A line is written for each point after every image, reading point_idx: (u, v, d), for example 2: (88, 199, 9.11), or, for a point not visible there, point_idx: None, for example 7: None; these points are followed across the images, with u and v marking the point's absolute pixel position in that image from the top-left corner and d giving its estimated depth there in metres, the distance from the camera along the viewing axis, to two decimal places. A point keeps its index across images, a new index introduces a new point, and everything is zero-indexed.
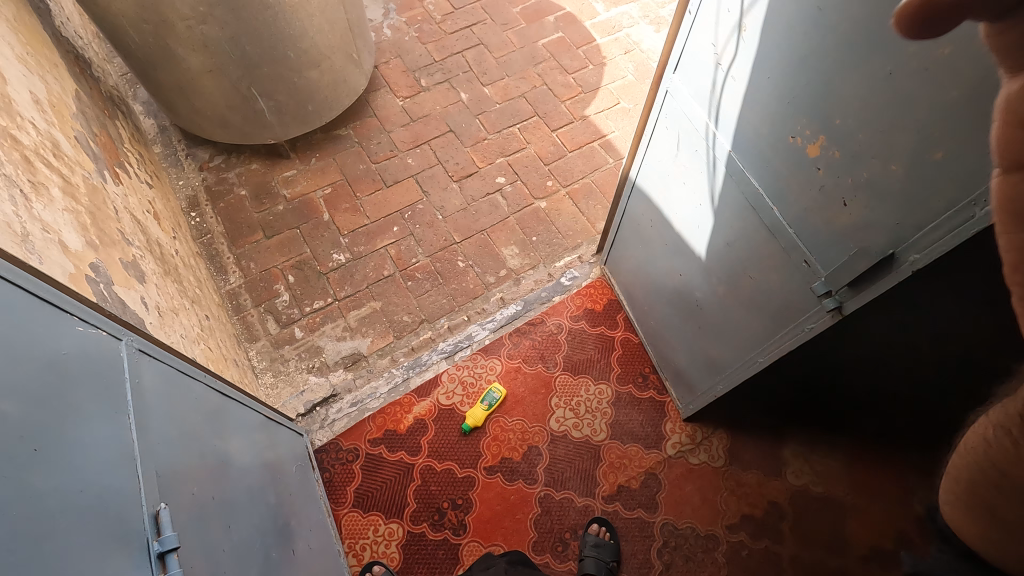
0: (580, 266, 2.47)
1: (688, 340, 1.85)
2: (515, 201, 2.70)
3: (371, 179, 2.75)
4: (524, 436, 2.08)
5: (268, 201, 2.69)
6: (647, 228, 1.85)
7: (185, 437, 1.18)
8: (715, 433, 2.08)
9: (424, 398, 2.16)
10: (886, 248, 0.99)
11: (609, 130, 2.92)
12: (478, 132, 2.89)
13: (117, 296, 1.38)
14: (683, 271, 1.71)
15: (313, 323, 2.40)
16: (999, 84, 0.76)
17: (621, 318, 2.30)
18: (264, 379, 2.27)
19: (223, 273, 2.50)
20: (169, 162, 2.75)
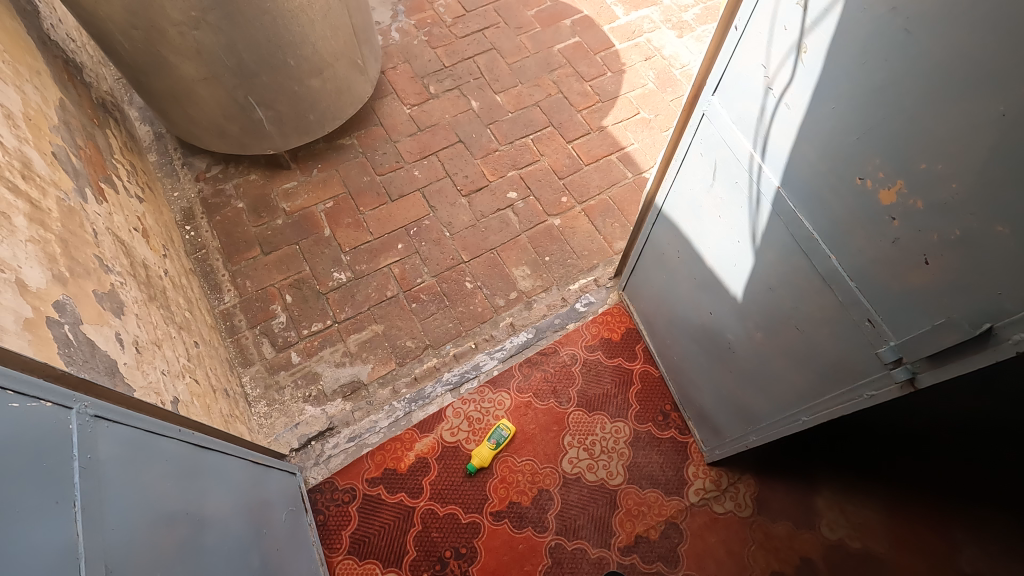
0: (597, 290, 2.29)
1: (717, 383, 1.68)
2: (527, 218, 2.54)
3: (375, 192, 2.60)
4: (534, 479, 1.92)
5: (267, 214, 2.54)
6: (672, 258, 1.68)
7: (150, 512, 1.04)
8: (742, 478, 1.91)
9: (426, 434, 2.01)
10: (977, 322, 0.83)
11: (628, 141, 2.75)
12: (489, 143, 2.73)
13: (85, 338, 1.24)
14: (713, 310, 1.54)
15: (311, 347, 2.27)
16: None
17: (640, 349, 2.14)
18: (258, 408, 2.13)
19: (218, 292, 2.37)
20: (164, 172, 2.62)
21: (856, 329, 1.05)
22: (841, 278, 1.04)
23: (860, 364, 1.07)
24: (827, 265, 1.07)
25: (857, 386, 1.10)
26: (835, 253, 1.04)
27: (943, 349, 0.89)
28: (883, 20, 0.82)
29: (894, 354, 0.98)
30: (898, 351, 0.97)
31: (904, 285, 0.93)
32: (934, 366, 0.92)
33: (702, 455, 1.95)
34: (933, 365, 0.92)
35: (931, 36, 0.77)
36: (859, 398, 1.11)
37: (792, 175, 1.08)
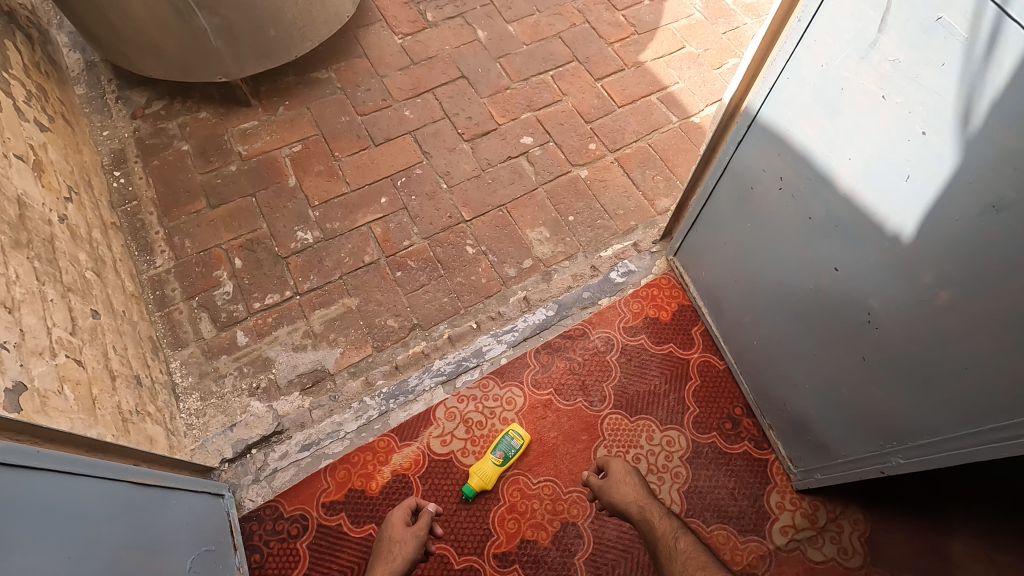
0: (637, 257, 1.74)
1: (831, 376, 1.14)
2: (545, 168, 2.01)
3: (354, 135, 2.07)
4: (554, 508, 1.39)
5: (217, 159, 2.02)
6: (768, 194, 1.14)
7: None
8: (846, 513, 1.37)
9: (408, 443, 1.48)
10: None
11: (671, 80, 2.21)
12: (498, 79, 2.20)
13: None
14: (844, 264, 1.01)
15: (263, 325, 1.74)
16: None
17: (697, 333, 1.59)
18: (188, 404, 1.61)
19: (148, 254, 1.84)
20: (93, 107, 2.10)
21: None
22: None
23: None
24: None
25: None
26: None
27: None
28: None
29: None
30: None
31: None
32: None
33: (790, 480, 1.40)
34: None
35: None
36: None
37: None
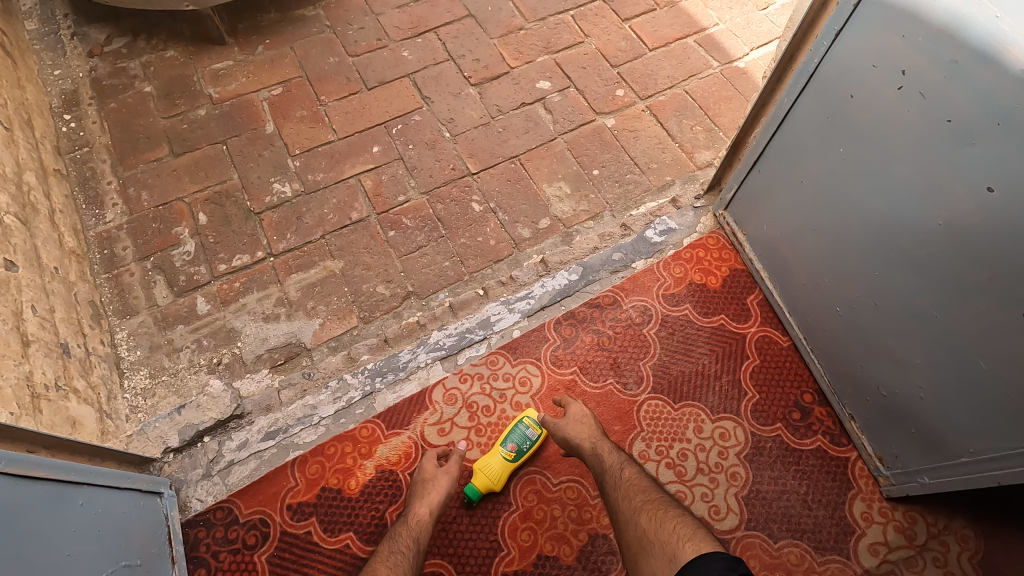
0: (678, 213, 1.44)
1: (957, 338, 0.88)
2: (564, 116, 1.72)
3: (343, 78, 1.79)
4: (578, 515, 1.11)
5: (184, 102, 1.74)
6: (879, 98, 0.89)
7: None
8: (953, 528, 1.07)
9: (397, 432, 1.20)
10: None
11: (710, 21, 1.91)
12: (511, 18, 1.91)
13: None
14: (1005, 178, 0.76)
15: (228, 291, 1.45)
16: None
17: (754, 303, 1.30)
18: (134, 382, 1.32)
19: (97, 207, 1.57)
20: (45, 44, 1.83)
21: None
22: None
23: None
24: None
25: None
26: None
27: None
28: None
29: None
30: None
31: None
32: None
33: (877, 485, 1.11)
34: None
35: None
36: None
37: None
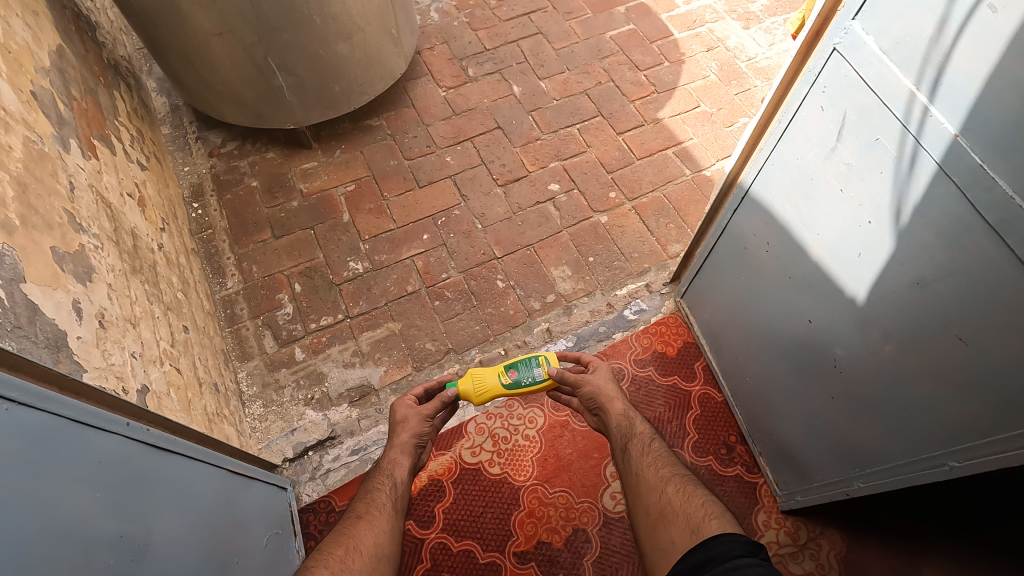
0: (648, 297, 1.99)
1: (808, 413, 1.33)
2: (569, 213, 2.25)
3: (401, 177, 2.35)
4: (568, 515, 1.59)
5: (282, 195, 2.31)
6: (756, 253, 1.35)
7: (54, 536, 0.73)
8: (825, 533, 1.54)
9: (442, 452, 1.69)
10: None
11: (686, 136, 2.44)
12: (530, 131, 2.46)
13: (25, 299, 0.99)
14: (817, 317, 1.19)
15: (318, 343, 1.99)
16: None
17: (699, 367, 1.80)
18: (253, 409, 1.85)
19: (220, 277, 2.12)
20: (176, 145, 2.42)
21: None
22: None
23: None
24: None
25: None
26: None
27: None
28: None
29: None
30: None
31: None
32: None
33: (776, 502, 1.59)
34: None
35: None
36: None
37: (991, 115, 0.75)
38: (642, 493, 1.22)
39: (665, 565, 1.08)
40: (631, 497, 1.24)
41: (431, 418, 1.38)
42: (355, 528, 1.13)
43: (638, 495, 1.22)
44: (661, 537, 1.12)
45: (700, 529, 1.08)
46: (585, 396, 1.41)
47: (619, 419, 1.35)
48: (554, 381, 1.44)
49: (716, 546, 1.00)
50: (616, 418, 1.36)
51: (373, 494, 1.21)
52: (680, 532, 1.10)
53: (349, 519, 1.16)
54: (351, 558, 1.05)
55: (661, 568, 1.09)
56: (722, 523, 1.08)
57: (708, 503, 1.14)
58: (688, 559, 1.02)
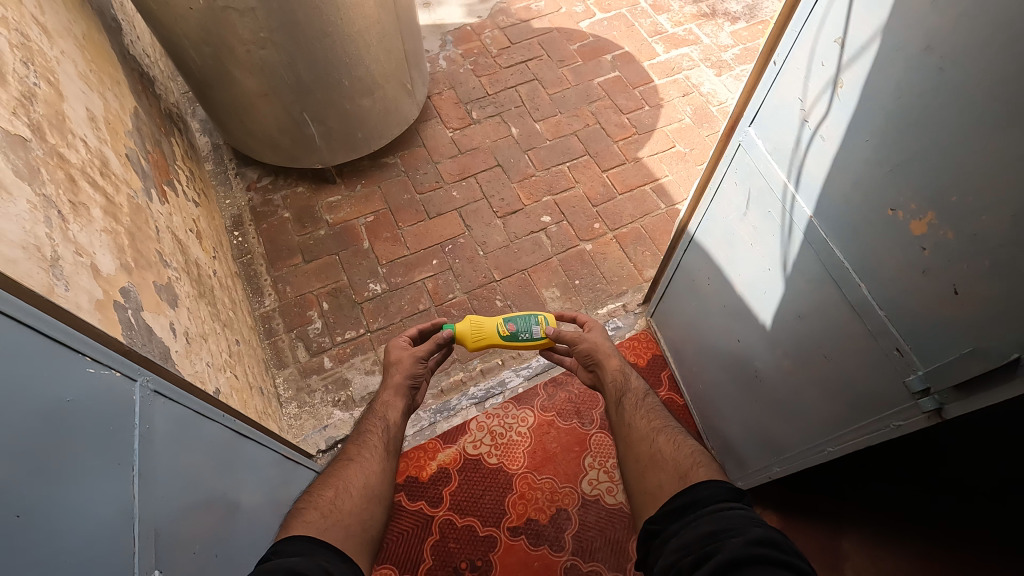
0: (624, 315, 2.34)
1: (742, 412, 1.66)
2: (559, 241, 2.60)
3: (414, 209, 2.70)
4: (553, 497, 1.93)
5: (311, 225, 2.66)
6: (702, 285, 1.69)
7: (188, 489, 1.07)
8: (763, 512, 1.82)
9: (449, 445, 2.04)
10: (1010, 350, 0.81)
11: (662, 173, 2.80)
12: (526, 168, 2.82)
13: (145, 323, 1.34)
14: (743, 337, 1.53)
15: (344, 353, 2.33)
16: None
17: (665, 375, 2.15)
18: (289, 410, 2.20)
19: (259, 295, 2.47)
20: (218, 180, 2.78)
21: (885, 359, 1.05)
22: (871, 307, 1.05)
23: (889, 394, 1.06)
24: (857, 294, 1.07)
25: (884, 417, 1.08)
26: (865, 281, 1.05)
27: (970, 379, 0.87)
28: (917, 57, 0.84)
29: (923, 383, 0.96)
30: (926, 380, 0.95)
31: (933, 315, 0.93)
32: (962, 399, 0.90)
33: None
34: (963, 395, 0.90)
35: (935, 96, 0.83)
36: (888, 430, 1.08)
37: (827, 204, 1.09)
38: (633, 442, 1.31)
39: (651, 507, 1.16)
40: (621, 447, 1.33)
41: (422, 360, 1.56)
42: (346, 468, 1.16)
43: (629, 444, 1.32)
44: (649, 482, 1.20)
45: (688, 476, 1.15)
46: (584, 352, 1.60)
47: (614, 372, 1.53)
48: (551, 341, 1.70)
49: (700, 491, 1.08)
50: (612, 374, 1.53)
51: (367, 435, 1.28)
52: (668, 478, 1.17)
53: (339, 461, 1.19)
54: (341, 498, 1.07)
55: (648, 509, 1.17)
56: (708, 471, 1.15)
57: (695, 453, 1.22)
58: (674, 501, 1.09)
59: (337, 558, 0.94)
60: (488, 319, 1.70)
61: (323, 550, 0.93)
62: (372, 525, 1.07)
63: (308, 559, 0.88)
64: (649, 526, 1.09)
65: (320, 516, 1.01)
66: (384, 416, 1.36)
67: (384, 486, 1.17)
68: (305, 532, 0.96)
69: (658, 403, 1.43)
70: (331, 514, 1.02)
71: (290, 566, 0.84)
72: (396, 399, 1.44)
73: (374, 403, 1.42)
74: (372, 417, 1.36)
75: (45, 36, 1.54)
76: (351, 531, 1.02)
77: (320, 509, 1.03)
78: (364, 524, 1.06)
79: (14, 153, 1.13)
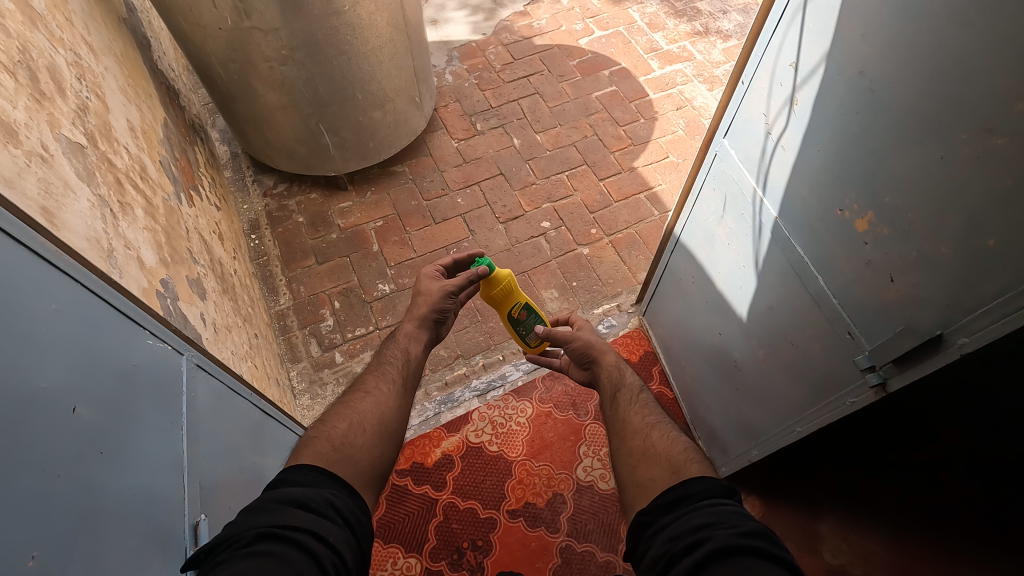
0: (618, 314, 2.49)
1: (723, 403, 1.79)
2: (558, 246, 2.74)
3: (421, 215, 2.85)
4: (550, 483, 2.06)
5: (323, 228, 2.82)
6: (686, 284, 1.85)
7: (225, 454, 1.22)
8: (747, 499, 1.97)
9: (453, 434, 2.18)
10: (933, 328, 0.95)
11: (656, 182, 2.95)
12: (527, 176, 2.97)
13: (181, 311, 1.48)
14: (723, 330, 1.67)
15: (354, 349, 2.47)
16: None
17: (656, 371, 2.28)
18: (302, 401, 2.33)
19: (274, 294, 2.62)
20: (236, 187, 2.96)
21: (840, 342, 1.19)
22: (827, 297, 1.19)
23: (844, 374, 1.20)
24: (816, 286, 1.22)
25: (841, 395, 1.21)
26: (822, 274, 1.20)
27: (904, 354, 1.01)
28: (853, 80, 1.00)
29: (868, 361, 1.10)
30: (872, 358, 1.09)
31: (877, 301, 1.07)
32: (899, 370, 1.03)
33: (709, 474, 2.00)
34: (900, 369, 1.03)
35: (870, 113, 0.99)
36: (843, 407, 1.21)
37: (788, 206, 1.25)
38: (627, 436, 1.27)
39: (643, 500, 1.11)
40: (615, 440, 1.29)
41: (452, 295, 1.64)
42: (362, 400, 1.31)
43: (623, 437, 1.28)
44: (641, 475, 1.16)
45: (681, 471, 1.11)
46: (577, 351, 1.61)
47: (610, 369, 1.52)
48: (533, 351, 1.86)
49: (696, 484, 1.05)
50: (607, 370, 1.53)
51: (386, 368, 1.43)
52: (661, 472, 1.13)
53: (357, 392, 1.34)
54: (353, 433, 1.20)
55: (639, 502, 1.12)
56: (702, 468, 1.12)
57: (689, 450, 1.18)
58: (667, 493, 1.06)
59: (344, 492, 1.07)
60: (524, 295, 1.74)
61: (331, 485, 1.06)
62: (380, 462, 1.20)
63: (314, 492, 1.01)
64: (640, 518, 1.06)
65: (332, 448, 1.15)
66: (405, 349, 1.51)
67: (395, 421, 1.30)
68: (316, 463, 1.10)
69: (652, 401, 1.39)
70: (343, 448, 1.16)
71: (294, 497, 0.97)
72: (418, 332, 1.58)
73: (397, 334, 1.56)
74: (393, 347, 1.51)
75: (92, 54, 1.70)
76: (360, 465, 1.15)
77: (333, 442, 1.17)
78: (373, 462, 1.18)
79: (75, 158, 1.28)
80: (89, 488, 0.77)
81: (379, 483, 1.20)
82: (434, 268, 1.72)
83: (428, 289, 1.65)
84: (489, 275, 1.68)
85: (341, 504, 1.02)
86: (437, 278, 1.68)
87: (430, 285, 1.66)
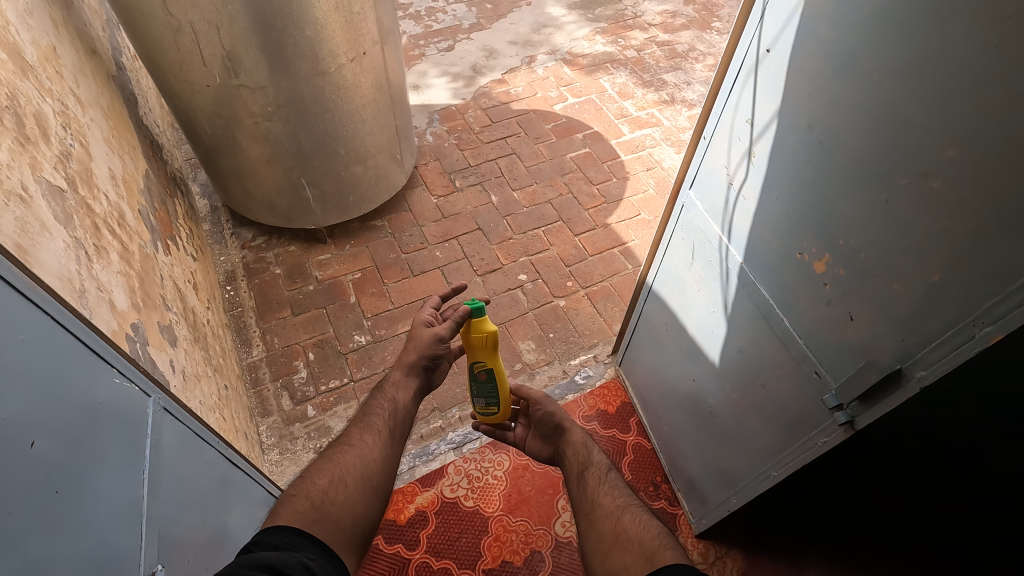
0: (595, 365, 2.50)
1: (700, 450, 1.79)
2: (535, 298, 2.77)
3: (400, 267, 2.88)
4: (527, 539, 1.99)
5: (300, 280, 2.83)
6: (661, 331, 1.88)
7: (186, 502, 1.16)
8: (729, 553, 1.89)
9: (427, 489, 2.11)
10: (893, 363, 0.99)
11: (629, 238, 3.05)
12: (504, 232, 3.04)
13: (149, 356, 1.45)
14: (697, 376, 1.70)
15: (327, 402, 2.41)
16: (974, 193, 0.82)
17: (633, 422, 2.27)
18: (270, 456, 2.25)
19: (247, 346, 2.58)
20: (214, 239, 2.96)
21: (808, 382, 1.22)
22: (793, 337, 1.24)
23: (813, 415, 1.22)
24: (782, 327, 1.26)
25: (812, 436, 1.23)
26: (787, 316, 1.25)
27: (868, 389, 1.04)
28: (803, 133, 1.09)
29: (836, 399, 1.12)
30: (838, 397, 1.12)
31: (841, 339, 1.11)
32: (865, 408, 1.05)
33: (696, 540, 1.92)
34: (866, 406, 1.05)
35: (820, 163, 1.07)
36: (814, 447, 1.22)
37: (752, 251, 1.31)
38: (597, 520, 1.25)
39: None
40: (584, 525, 1.26)
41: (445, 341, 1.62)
42: (345, 453, 1.27)
43: (592, 522, 1.25)
44: (614, 563, 1.13)
45: (655, 558, 1.10)
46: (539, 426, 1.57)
47: (577, 447, 1.49)
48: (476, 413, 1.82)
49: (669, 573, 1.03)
50: (575, 447, 1.50)
51: (372, 418, 1.40)
52: (634, 559, 1.12)
53: (340, 445, 1.31)
54: (334, 488, 1.17)
55: None
56: (676, 555, 1.12)
57: (662, 536, 1.18)
58: None
59: (320, 555, 1.04)
60: (493, 359, 1.69)
61: (306, 547, 1.03)
62: (363, 519, 1.17)
63: (288, 556, 0.97)
64: None
65: (311, 506, 1.12)
66: (392, 397, 1.48)
67: (379, 474, 1.27)
68: (292, 524, 1.07)
69: (621, 481, 1.37)
70: (322, 506, 1.13)
71: (268, 561, 0.93)
72: (407, 379, 1.56)
73: (382, 380, 1.55)
74: (381, 396, 1.48)
75: (79, 105, 1.74)
76: (341, 523, 1.13)
77: (312, 499, 1.14)
78: (355, 520, 1.16)
79: (54, 200, 1.29)
80: (39, 528, 0.72)
81: (361, 542, 1.16)
82: (428, 310, 1.69)
83: (420, 335, 1.62)
84: (472, 317, 1.67)
85: (317, 569, 0.98)
86: (431, 324, 1.66)
87: (421, 330, 1.64)
